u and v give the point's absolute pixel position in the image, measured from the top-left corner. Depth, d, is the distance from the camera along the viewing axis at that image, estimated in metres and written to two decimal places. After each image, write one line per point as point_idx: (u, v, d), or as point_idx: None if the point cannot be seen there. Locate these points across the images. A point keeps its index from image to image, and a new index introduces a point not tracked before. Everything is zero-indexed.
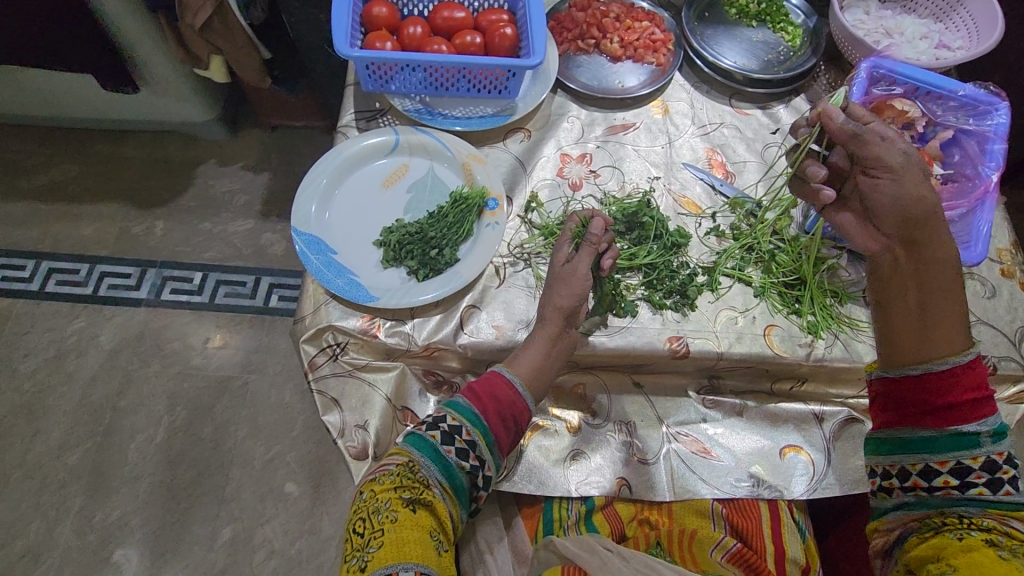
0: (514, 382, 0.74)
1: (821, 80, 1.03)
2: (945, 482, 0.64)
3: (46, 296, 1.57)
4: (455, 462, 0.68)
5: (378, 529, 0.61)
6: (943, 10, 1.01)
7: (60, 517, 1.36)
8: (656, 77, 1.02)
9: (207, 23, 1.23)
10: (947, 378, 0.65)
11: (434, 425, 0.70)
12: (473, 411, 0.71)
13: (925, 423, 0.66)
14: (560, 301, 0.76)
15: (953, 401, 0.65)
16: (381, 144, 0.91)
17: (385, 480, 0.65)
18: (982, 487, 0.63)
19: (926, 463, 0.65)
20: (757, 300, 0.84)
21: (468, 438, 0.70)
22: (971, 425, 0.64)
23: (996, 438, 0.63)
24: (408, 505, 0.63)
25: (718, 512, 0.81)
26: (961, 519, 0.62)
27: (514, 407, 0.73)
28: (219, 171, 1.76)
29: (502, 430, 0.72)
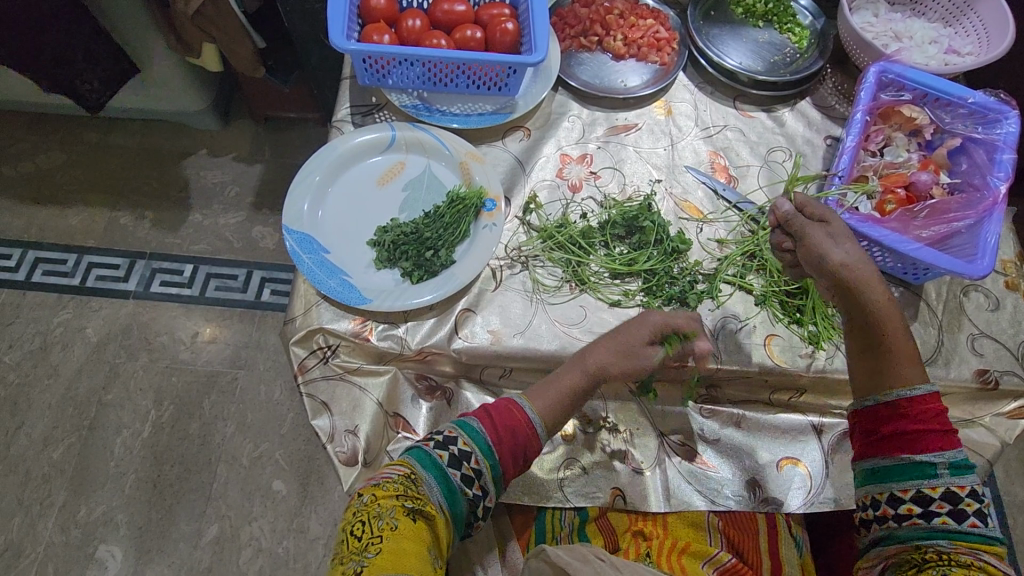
0: (536, 423, 0.71)
1: (827, 82, 1.01)
2: (909, 511, 0.63)
3: (31, 287, 1.54)
4: (456, 486, 0.65)
5: (378, 536, 0.58)
6: (953, 14, 0.99)
7: (43, 512, 1.34)
8: (659, 76, 1.00)
9: (200, 9, 1.20)
10: (895, 409, 0.65)
11: (443, 446, 0.67)
12: (487, 441, 0.68)
13: (874, 453, 0.66)
14: (601, 361, 0.74)
15: (905, 431, 0.64)
16: (376, 141, 0.89)
17: (387, 487, 0.63)
18: (945, 516, 0.62)
19: (890, 492, 0.64)
20: (757, 309, 0.83)
21: (476, 466, 0.67)
22: (929, 456, 0.63)
23: (954, 471, 0.62)
24: (411, 515, 0.61)
25: (713, 525, 0.80)
26: (940, 554, 0.60)
27: (528, 443, 0.70)
28: (210, 161, 1.73)
29: (512, 465, 0.69)
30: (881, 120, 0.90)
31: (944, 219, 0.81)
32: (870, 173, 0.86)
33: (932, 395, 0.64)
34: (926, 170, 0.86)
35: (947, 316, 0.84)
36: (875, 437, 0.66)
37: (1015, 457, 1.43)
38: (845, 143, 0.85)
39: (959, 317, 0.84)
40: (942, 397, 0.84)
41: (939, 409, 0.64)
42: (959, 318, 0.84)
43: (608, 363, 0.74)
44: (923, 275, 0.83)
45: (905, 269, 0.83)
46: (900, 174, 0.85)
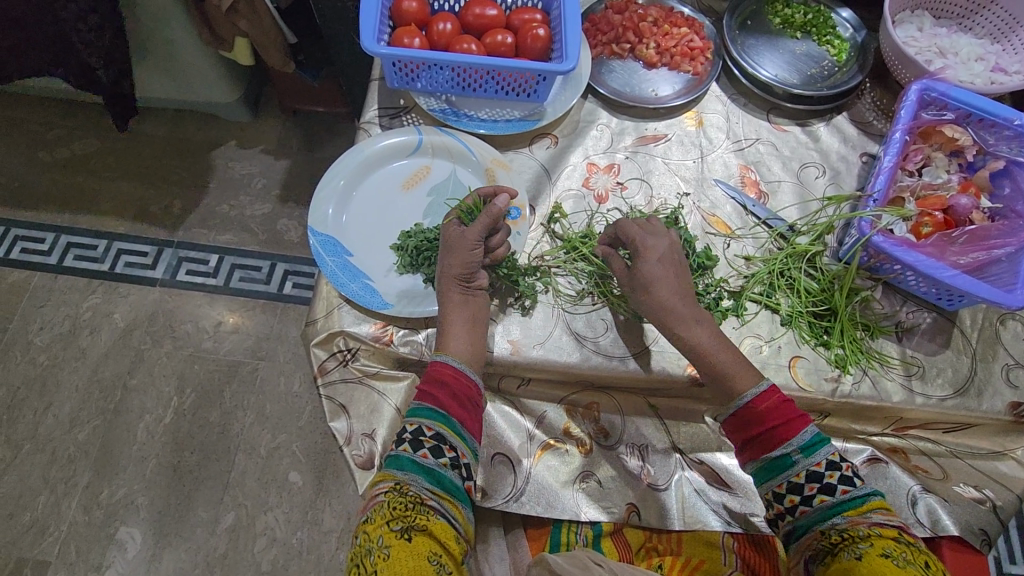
0: (452, 360, 0.71)
1: (865, 97, 0.99)
2: (793, 501, 0.65)
3: (63, 271, 1.58)
4: (432, 464, 0.65)
5: (372, 570, 0.57)
6: (1002, 30, 0.96)
7: (68, 492, 1.38)
8: (691, 86, 0.98)
9: (235, 5, 1.22)
10: (748, 412, 0.68)
11: (401, 439, 0.66)
12: (427, 407, 0.68)
13: (747, 456, 0.69)
14: (455, 270, 0.74)
15: (760, 430, 0.68)
16: (403, 144, 0.89)
17: (376, 516, 0.61)
18: (821, 495, 0.63)
19: (772, 490, 0.66)
20: (783, 329, 0.82)
21: (434, 432, 0.66)
22: (779, 449, 0.66)
23: (807, 451, 0.65)
24: (402, 535, 0.59)
25: (728, 545, 0.79)
26: (841, 533, 0.60)
27: (461, 383, 0.70)
28: (238, 153, 1.75)
29: (463, 413, 0.69)
30: (920, 139, 0.87)
31: (982, 246, 0.78)
32: (907, 194, 0.84)
33: (771, 389, 0.69)
34: (965, 193, 0.83)
35: (981, 344, 0.81)
36: (740, 446, 0.70)
37: None
38: (883, 163, 0.83)
39: (994, 346, 0.81)
40: (971, 427, 0.81)
41: (778, 400, 0.68)
42: (994, 347, 0.81)
43: (460, 268, 0.75)
44: (957, 302, 0.80)
45: (939, 295, 0.81)
46: (938, 197, 0.83)
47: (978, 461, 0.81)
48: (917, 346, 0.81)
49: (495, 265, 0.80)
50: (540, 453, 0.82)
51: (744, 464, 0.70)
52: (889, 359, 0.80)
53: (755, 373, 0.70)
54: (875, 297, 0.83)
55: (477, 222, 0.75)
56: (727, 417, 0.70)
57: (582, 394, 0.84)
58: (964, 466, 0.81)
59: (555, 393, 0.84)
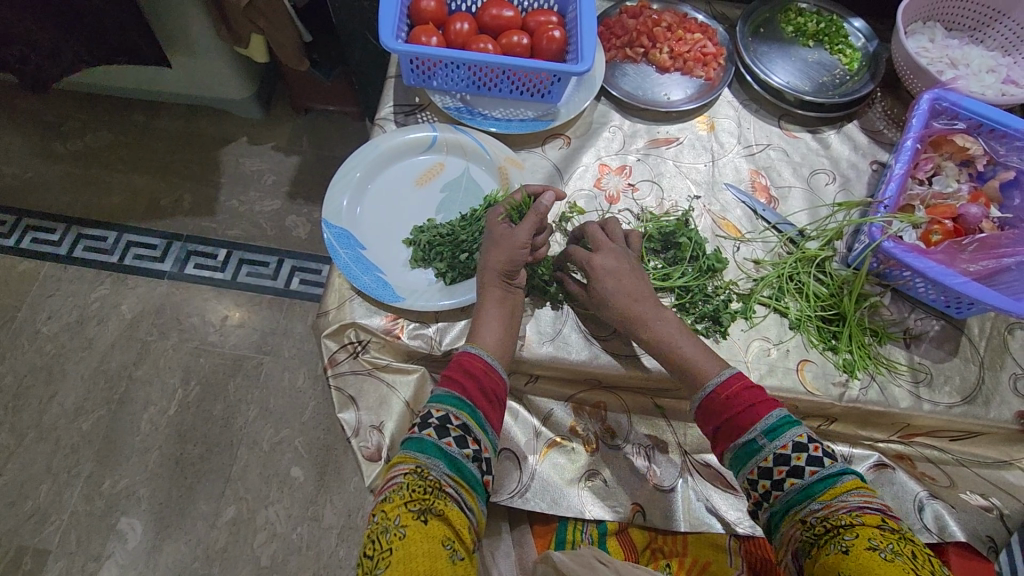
0: (484, 355, 0.71)
1: (876, 106, 0.99)
2: (765, 487, 0.66)
3: (72, 261, 1.59)
4: (456, 452, 0.65)
5: (387, 548, 0.57)
6: (1013, 43, 0.97)
7: (70, 481, 1.38)
8: (704, 91, 0.99)
9: (252, 2, 1.24)
10: (712, 401, 0.69)
11: (426, 424, 0.66)
12: (455, 396, 0.68)
13: (721, 446, 0.69)
14: (499, 264, 0.75)
15: (727, 418, 0.68)
16: (418, 141, 0.90)
17: (394, 496, 0.61)
18: (790, 478, 0.64)
19: (746, 478, 0.67)
20: (792, 333, 0.82)
21: (460, 422, 0.67)
22: (745, 435, 0.67)
23: (771, 435, 0.66)
24: (418, 517, 0.59)
25: (734, 547, 0.79)
26: (823, 522, 0.60)
27: (490, 376, 0.71)
28: (249, 150, 1.77)
29: (490, 408, 0.70)
30: (931, 147, 0.88)
31: (992, 254, 0.79)
32: (917, 203, 0.84)
33: (734, 376, 0.70)
34: (976, 203, 0.84)
35: (989, 353, 0.81)
36: (712, 436, 0.70)
37: None
38: (893, 169, 0.84)
39: (1002, 355, 0.81)
40: (978, 437, 0.81)
41: (742, 387, 0.69)
42: (1002, 356, 0.81)
43: (505, 264, 0.75)
44: (966, 310, 0.80)
45: (948, 303, 0.81)
46: (948, 205, 0.83)
47: (985, 470, 0.81)
48: (925, 353, 0.81)
49: (535, 262, 0.81)
50: (546, 450, 0.83)
51: (719, 454, 0.70)
52: (897, 366, 0.80)
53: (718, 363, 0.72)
54: (884, 303, 0.83)
55: (526, 221, 0.75)
56: (696, 408, 0.71)
57: (589, 393, 0.84)
58: (972, 476, 0.81)
59: (562, 391, 0.84)
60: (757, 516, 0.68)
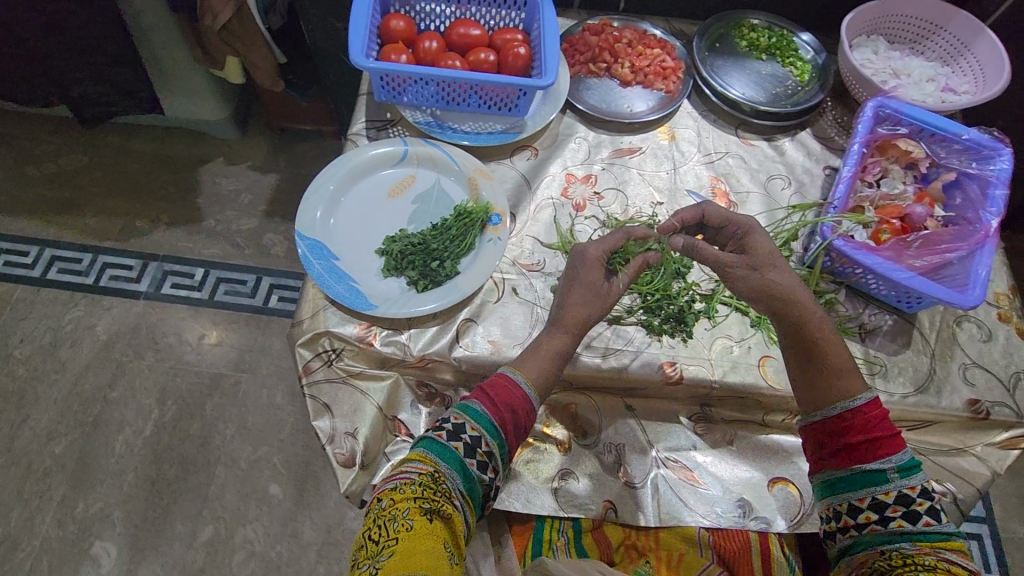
0: (531, 397, 0.72)
1: (827, 115, 1.05)
2: (867, 518, 0.65)
3: (46, 283, 1.58)
4: (475, 475, 0.67)
5: (392, 537, 0.57)
6: (950, 55, 1.03)
7: (42, 506, 1.35)
8: (664, 103, 1.03)
9: (227, 25, 1.26)
10: (842, 420, 0.67)
11: (456, 436, 0.67)
12: (491, 422, 0.69)
13: (827, 464, 0.68)
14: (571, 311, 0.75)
15: (856, 440, 0.67)
16: (389, 154, 0.92)
17: (405, 489, 0.62)
18: (900, 519, 0.63)
19: (849, 502, 0.66)
20: (753, 330, 0.85)
21: (488, 450, 0.68)
22: (877, 463, 0.65)
23: (903, 473, 0.64)
24: (427, 514, 0.60)
25: (705, 540, 0.81)
26: (903, 558, 0.60)
27: (527, 415, 0.72)
28: (226, 169, 1.78)
29: (514, 444, 0.71)
30: (878, 152, 0.93)
31: (936, 250, 0.83)
32: (866, 205, 0.88)
33: (875, 401, 0.67)
34: (921, 203, 0.88)
35: (939, 344, 0.85)
36: (827, 450, 0.69)
37: (1013, 494, 1.47)
38: (842, 173, 0.88)
39: (952, 347, 0.85)
40: (932, 425, 0.84)
41: (881, 417, 0.67)
42: (951, 347, 0.85)
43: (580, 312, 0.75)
44: (915, 304, 0.85)
45: (899, 298, 0.85)
46: (896, 206, 0.88)
47: (941, 457, 0.85)
48: (879, 346, 0.85)
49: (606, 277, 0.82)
50: (520, 451, 0.84)
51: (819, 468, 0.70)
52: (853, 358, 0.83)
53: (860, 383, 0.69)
54: (838, 299, 0.88)
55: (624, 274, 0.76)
56: (821, 419, 0.69)
57: (561, 394, 0.87)
58: (926, 463, 0.85)
59: None
60: (830, 541, 0.68)
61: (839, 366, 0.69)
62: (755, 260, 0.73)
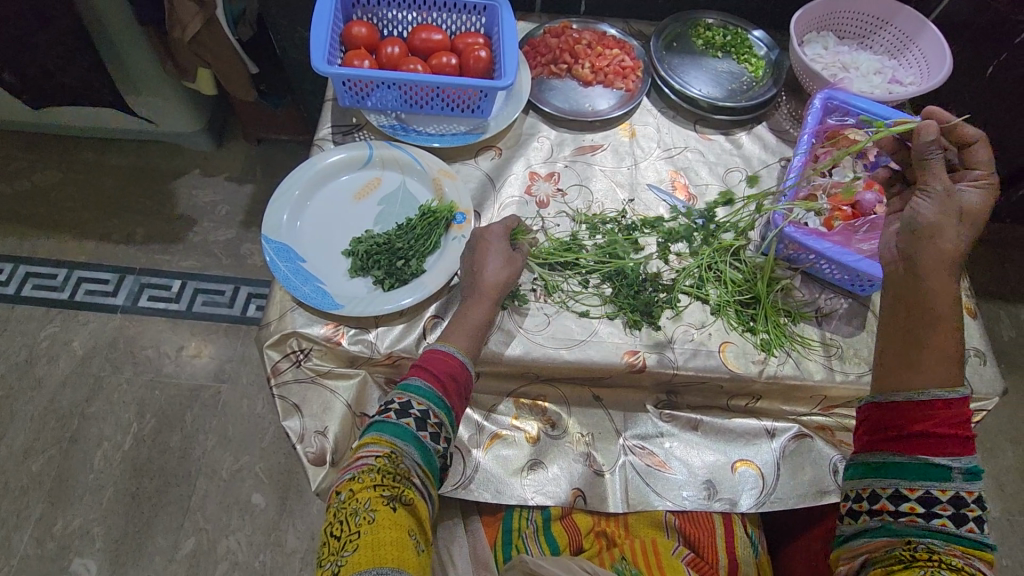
0: (467, 361, 0.76)
1: (782, 109, 1.08)
2: (910, 509, 0.64)
3: (20, 300, 1.57)
4: (429, 447, 0.70)
5: (356, 531, 0.60)
6: (897, 48, 1.07)
7: (20, 524, 1.34)
8: (625, 101, 1.06)
9: (196, 37, 1.28)
10: (927, 409, 0.64)
11: (405, 413, 0.70)
12: (434, 392, 0.72)
13: (886, 445, 0.66)
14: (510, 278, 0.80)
15: (931, 432, 0.64)
16: (354, 157, 0.94)
17: (364, 478, 0.64)
18: (945, 518, 0.63)
19: (895, 489, 0.65)
20: (713, 317, 0.87)
21: (438, 421, 0.71)
22: (945, 459, 0.63)
23: (966, 477, 0.63)
24: (388, 503, 0.63)
25: (671, 523, 0.84)
26: (930, 554, 0.62)
27: (467, 381, 0.76)
28: (202, 181, 1.78)
29: (461, 409, 0.75)
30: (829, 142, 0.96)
31: None
32: (820, 192, 0.90)
33: (963, 401, 0.64)
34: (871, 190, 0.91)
35: None
36: (892, 434, 0.66)
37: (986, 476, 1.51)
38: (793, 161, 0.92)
39: None
40: None
41: (964, 417, 0.64)
42: None
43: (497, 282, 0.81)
44: (869, 287, 0.87)
45: (852, 282, 0.88)
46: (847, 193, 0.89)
47: None
48: (835, 329, 0.88)
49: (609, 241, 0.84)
50: (489, 443, 0.86)
51: (880, 449, 0.67)
52: (810, 342, 0.86)
53: (954, 378, 0.64)
54: (795, 285, 0.90)
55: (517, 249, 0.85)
56: (895, 402, 0.66)
57: (530, 387, 0.89)
58: None
59: (505, 387, 0.88)
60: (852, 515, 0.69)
61: (945, 356, 0.64)
62: (966, 216, 0.66)
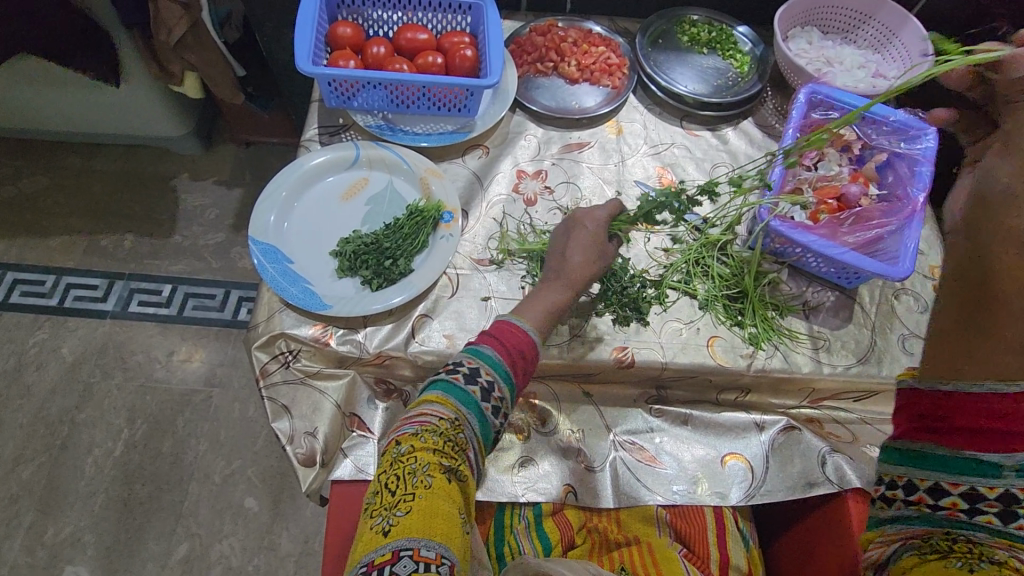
0: (533, 334, 0.75)
1: (767, 105, 1.09)
2: (951, 503, 0.54)
3: (8, 307, 1.56)
4: (490, 420, 0.67)
5: (412, 492, 0.57)
6: (880, 42, 1.08)
7: (10, 533, 1.33)
8: (612, 98, 1.06)
9: (181, 40, 1.27)
10: (988, 405, 0.50)
11: (473, 380, 0.67)
12: (505, 368, 0.70)
13: (922, 436, 0.56)
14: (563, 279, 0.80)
15: (985, 427, 0.51)
16: (340, 158, 0.94)
17: (426, 439, 0.61)
18: (992, 515, 0.52)
19: (934, 482, 0.55)
20: (701, 312, 0.88)
21: (500, 395, 0.69)
22: (996, 456, 0.51)
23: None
24: (445, 473, 0.60)
25: (661, 518, 0.84)
26: (968, 544, 0.54)
27: (533, 359, 0.74)
28: (190, 185, 1.77)
29: (523, 385, 0.73)
30: None
31: (870, 226, 0.87)
32: (805, 186, 0.91)
33: None
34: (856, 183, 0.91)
35: (879, 317, 0.89)
36: (937, 425, 0.54)
37: None
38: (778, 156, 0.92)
39: (891, 319, 0.89)
40: (876, 395, 0.87)
41: None
42: (890, 320, 0.89)
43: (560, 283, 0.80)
44: (855, 279, 0.88)
45: (839, 274, 0.89)
46: (832, 186, 0.90)
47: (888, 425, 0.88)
48: (822, 322, 0.88)
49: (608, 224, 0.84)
50: None
51: (918, 439, 0.56)
52: (797, 335, 0.87)
53: None
54: (781, 279, 0.90)
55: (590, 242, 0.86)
56: (932, 390, 0.55)
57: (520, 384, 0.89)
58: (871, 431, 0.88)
59: None
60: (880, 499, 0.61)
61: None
62: None
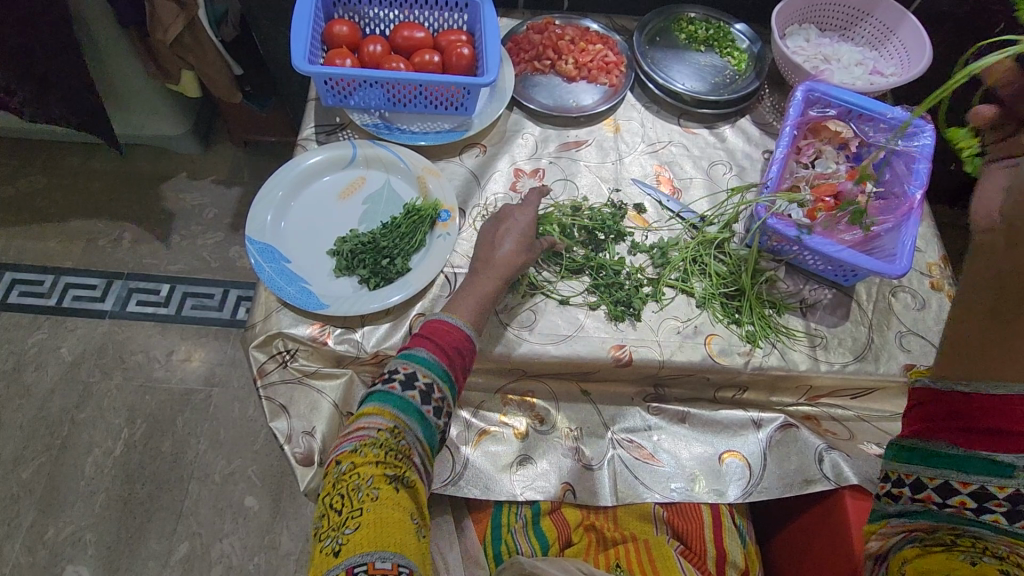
0: (465, 327, 0.75)
1: (765, 102, 1.09)
2: (959, 501, 0.54)
3: (7, 307, 1.56)
4: (433, 422, 0.69)
5: (357, 508, 0.59)
6: (878, 39, 1.08)
7: (10, 533, 1.33)
8: (609, 96, 1.06)
9: (179, 39, 1.27)
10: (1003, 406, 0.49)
11: (410, 385, 0.68)
12: (444, 368, 0.71)
13: (938, 437, 0.54)
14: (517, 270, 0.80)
15: (1007, 430, 0.49)
16: (337, 157, 0.94)
17: (366, 453, 0.63)
18: (999, 515, 0.52)
19: (945, 481, 0.54)
20: (699, 310, 0.88)
21: (441, 395, 0.70)
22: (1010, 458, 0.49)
23: None
24: (390, 483, 0.62)
25: (659, 515, 0.86)
26: (974, 541, 0.54)
27: (471, 353, 0.75)
28: (189, 185, 1.77)
29: (461, 378, 0.73)
30: (812, 134, 0.96)
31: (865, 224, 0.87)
32: (803, 183, 0.92)
33: None
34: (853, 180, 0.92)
35: (876, 314, 0.89)
36: (953, 424, 0.52)
37: None
38: (777, 153, 0.91)
39: (889, 316, 0.89)
40: (873, 391, 0.88)
41: None
42: (888, 317, 0.89)
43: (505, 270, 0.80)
44: (852, 277, 0.89)
45: (836, 272, 0.89)
46: (829, 184, 0.91)
47: (886, 422, 0.89)
48: (820, 319, 0.88)
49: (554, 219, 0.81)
50: (478, 439, 0.86)
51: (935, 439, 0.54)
52: (795, 332, 0.87)
53: None
54: (780, 277, 0.91)
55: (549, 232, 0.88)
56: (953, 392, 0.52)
57: (517, 383, 0.89)
58: (868, 427, 0.89)
59: (493, 384, 0.88)
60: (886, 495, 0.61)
61: None
62: None
